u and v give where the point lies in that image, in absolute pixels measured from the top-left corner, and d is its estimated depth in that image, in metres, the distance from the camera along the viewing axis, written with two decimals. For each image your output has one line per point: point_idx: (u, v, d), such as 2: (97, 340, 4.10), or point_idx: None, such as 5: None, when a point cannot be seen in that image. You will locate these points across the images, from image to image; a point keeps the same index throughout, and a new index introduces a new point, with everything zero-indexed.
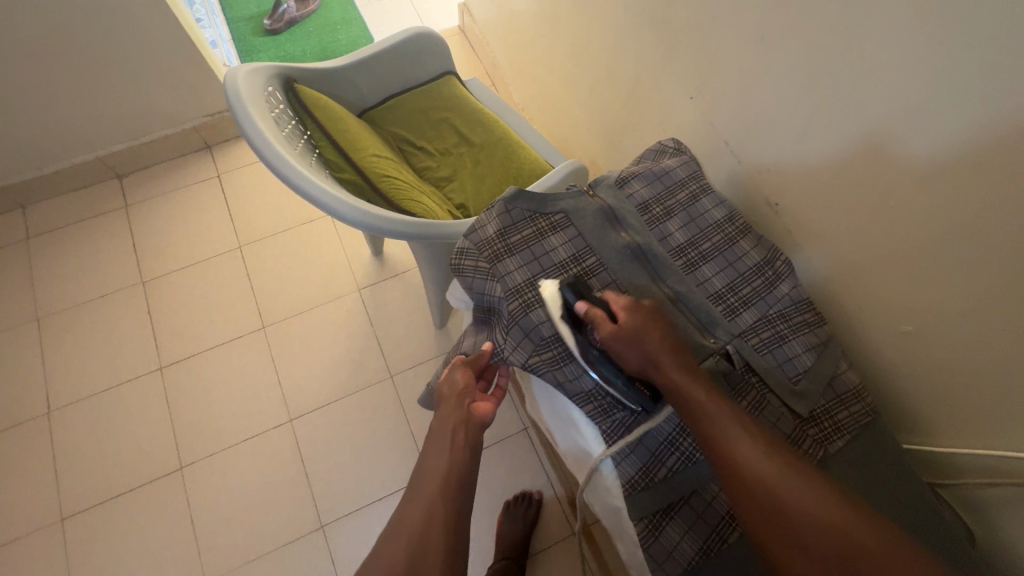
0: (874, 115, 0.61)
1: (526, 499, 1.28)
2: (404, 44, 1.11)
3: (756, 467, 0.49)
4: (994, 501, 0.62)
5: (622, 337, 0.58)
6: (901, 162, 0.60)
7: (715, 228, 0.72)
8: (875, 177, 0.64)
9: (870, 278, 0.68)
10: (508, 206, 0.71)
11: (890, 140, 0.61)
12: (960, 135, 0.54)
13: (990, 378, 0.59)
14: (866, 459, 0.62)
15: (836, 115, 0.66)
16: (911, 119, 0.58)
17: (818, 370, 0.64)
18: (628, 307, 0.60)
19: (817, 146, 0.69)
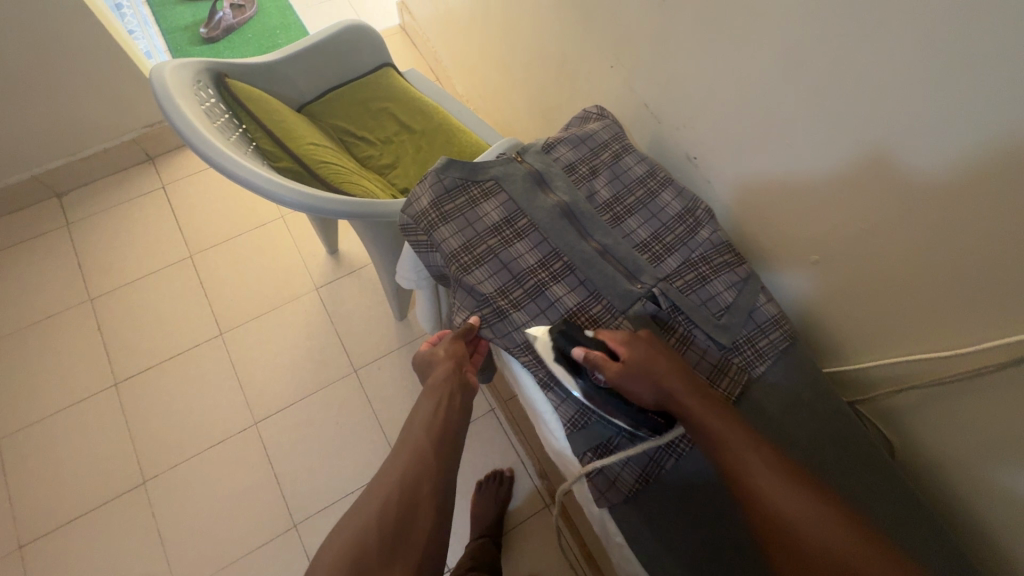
0: (882, 127, 0.58)
1: (497, 477, 1.30)
2: (337, 38, 1.12)
3: (770, 492, 0.49)
4: (903, 405, 0.68)
5: (629, 374, 0.58)
6: (908, 177, 0.57)
7: (638, 183, 0.76)
8: (882, 188, 0.60)
9: (779, 214, 0.74)
10: (440, 176, 0.73)
11: (898, 153, 0.57)
12: (983, 151, 0.50)
13: (899, 297, 0.64)
14: (786, 380, 0.67)
15: (836, 127, 0.62)
16: (925, 134, 0.54)
17: (739, 305, 0.69)
18: (628, 342, 0.60)
19: (820, 159, 0.66)
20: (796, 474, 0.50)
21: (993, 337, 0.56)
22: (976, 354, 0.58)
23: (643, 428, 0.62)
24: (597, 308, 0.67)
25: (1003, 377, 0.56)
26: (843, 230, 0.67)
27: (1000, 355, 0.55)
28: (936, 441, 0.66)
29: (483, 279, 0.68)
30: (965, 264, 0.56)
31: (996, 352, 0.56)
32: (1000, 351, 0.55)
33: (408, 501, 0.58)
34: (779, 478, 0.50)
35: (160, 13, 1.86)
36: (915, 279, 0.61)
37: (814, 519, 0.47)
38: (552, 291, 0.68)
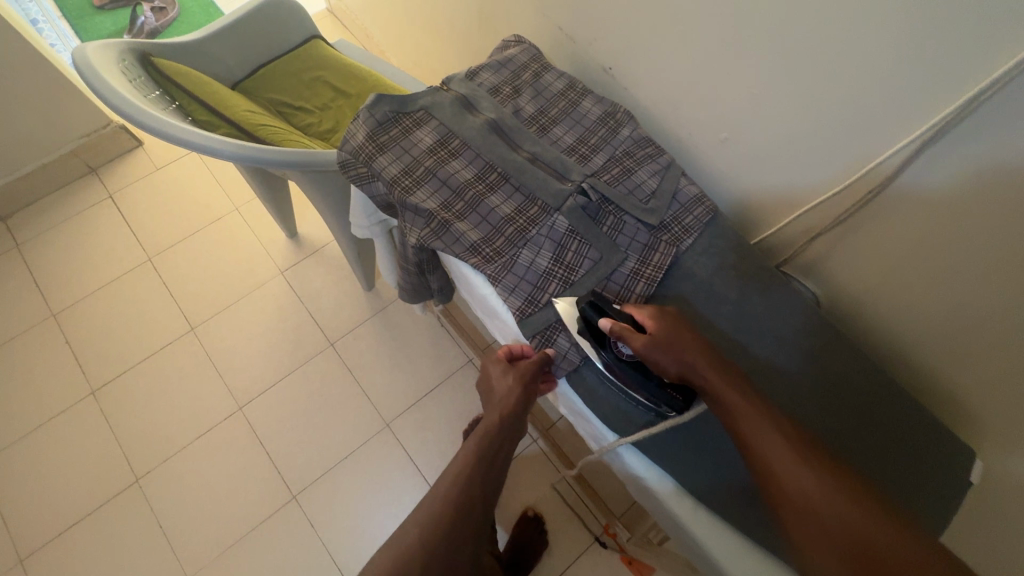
0: (882, 146, 0.62)
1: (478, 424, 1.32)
2: (259, 11, 1.14)
3: (795, 480, 0.51)
4: (821, 252, 0.75)
5: (659, 346, 0.60)
6: (906, 194, 0.62)
7: (559, 96, 0.82)
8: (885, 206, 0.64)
9: (688, 102, 0.80)
10: (372, 111, 0.77)
11: (893, 173, 0.62)
12: (971, 173, 0.55)
13: (800, 149, 0.70)
14: (713, 247, 0.72)
15: (817, 137, 0.67)
16: (918, 157, 0.59)
17: (663, 189, 0.75)
18: (655, 315, 0.62)
19: (820, 170, 0.70)
20: (810, 454, 0.52)
21: (875, 157, 0.63)
22: (867, 176, 0.64)
23: (666, 408, 0.64)
24: (534, 208, 0.72)
25: (890, 194, 0.63)
26: (774, 134, 0.72)
27: (884, 171, 0.62)
28: (853, 280, 0.74)
29: (425, 197, 0.72)
30: (849, 97, 0.62)
31: (883, 170, 0.63)
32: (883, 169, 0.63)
33: (471, 496, 0.62)
34: (793, 455, 0.52)
35: (81, 25, 1.82)
36: (808, 126, 0.67)
37: (820, 494, 0.49)
38: (490, 200, 0.73)
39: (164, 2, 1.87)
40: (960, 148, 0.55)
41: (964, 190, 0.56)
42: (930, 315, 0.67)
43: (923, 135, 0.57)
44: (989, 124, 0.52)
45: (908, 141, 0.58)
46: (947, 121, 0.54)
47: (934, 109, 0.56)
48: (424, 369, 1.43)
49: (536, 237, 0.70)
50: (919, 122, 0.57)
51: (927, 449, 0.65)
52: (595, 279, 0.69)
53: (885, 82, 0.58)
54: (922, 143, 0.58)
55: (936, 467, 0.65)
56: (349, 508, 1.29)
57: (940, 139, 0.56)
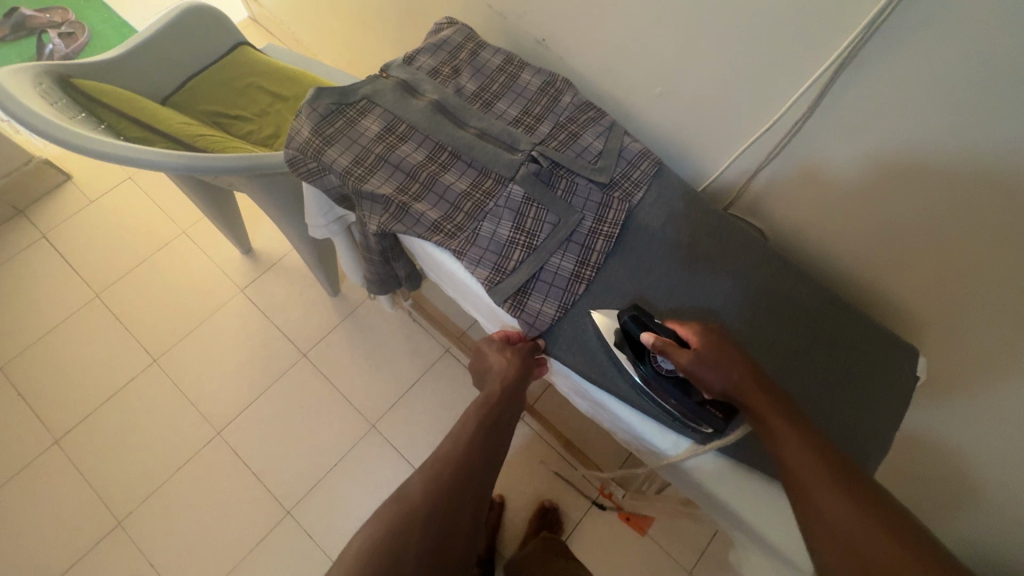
0: (806, 135, 0.70)
1: None
2: (179, 22, 1.10)
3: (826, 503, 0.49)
4: (761, 207, 0.83)
5: (705, 362, 0.59)
6: (837, 177, 0.71)
7: (498, 71, 0.83)
8: (825, 191, 0.73)
9: (622, 63, 0.84)
10: (314, 105, 0.77)
11: (824, 159, 0.71)
12: (885, 154, 0.65)
13: (721, 117, 0.77)
14: (663, 198, 0.76)
15: (746, 119, 0.75)
16: (841, 144, 0.68)
17: (609, 148, 0.78)
18: (701, 331, 0.62)
19: (756, 161, 0.78)
20: (849, 480, 0.50)
21: (798, 90, 0.67)
22: (792, 109, 0.69)
23: (708, 425, 0.64)
24: (489, 181, 0.74)
25: (814, 120, 0.68)
26: (704, 85, 0.76)
27: (807, 101, 0.67)
28: (793, 231, 0.81)
29: (381, 183, 0.73)
30: (765, 34, 0.66)
31: (805, 101, 0.67)
32: (806, 100, 0.67)
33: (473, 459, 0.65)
34: (826, 478, 0.50)
35: None
36: (726, 90, 0.74)
37: (847, 510, 0.48)
38: (445, 179, 0.74)
39: (71, 26, 1.78)
40: (869, 70, 0.60)
41: (876, 107, 0.62)
42: (859, 260, 0.76)
43: (838, 59, 0.61)
44: (893, 44, 0.57)
45: (826, 67, 0.63)
46: (857, 43, 0.59)
47: (836, 39, 0.61)
48: (403, 367, 1.43)
49: (495, 209, 0.72)
50: (831, 51, 0.62)
51: (883, 350, 0.70)
52: (557, 241, 0.71)
53: (795, 20, 0.62)
54: (834, 71, 0.63)
55: (891, 376, 0.69)
56: (347, 514, 1.28)
57: (851, 65, 0.61)
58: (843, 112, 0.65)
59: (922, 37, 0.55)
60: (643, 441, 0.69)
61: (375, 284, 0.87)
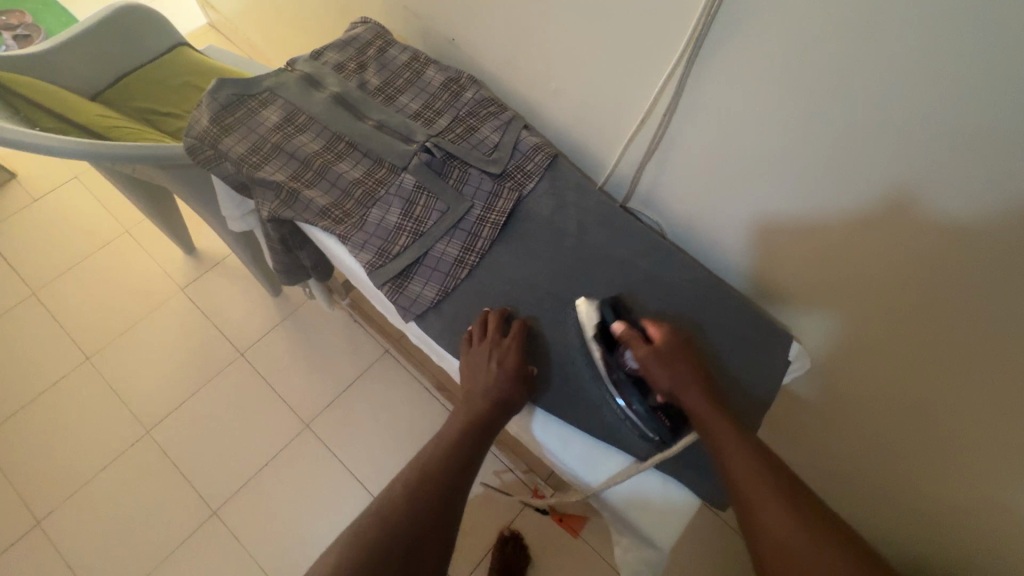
0: (901, 166, 0.57)
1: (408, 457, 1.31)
2: (111, 20, 1.12)
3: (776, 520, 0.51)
4: (774, 241, 0.75)
5: (661, 359, 0.61)
6: (928, 221, 0.58)
7: (404, 68, 0.85)
8: (887, 231, 0.62)
9: (522, 61, 0.87)
10: (214, 95, 0.78)
11: (919, 198, 0.57)
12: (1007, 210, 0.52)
13: (794, 144, 0.64)
14: (554, 188, 0.78)
15: (828, 147, 0.61)
16: (951, 185, 0.54)
17: (504, 141, 0.80)
18: (666, 333, 0.63)
19: (823, 196, 0.66)
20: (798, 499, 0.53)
21: (661, 77, 0.71)
22: (663, 99, 0.73)
23: (652, 432, 0.63)
24: (382, 170, 0.76)
25: (682, 109, 0.72)
26: (589, 80, 0.80)
27: (672, 90, 0.71)
28: (789, 270, 0.76)
29: (274, 171, 0.74)
30: (629, 26, 0.70)
31: (670, 90, 0.71)
32: (669, 87, 0.71)
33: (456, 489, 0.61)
34: (777, 493, 0.53)
35: None
36: (814, 106, 0.60)
37: (795, 525, 0.51)
38: (339, 167, 0.75)
39: (27, 29, 1.79)
40: (716, 55, 0.64)
41: (725, 94, 0.66)
42: (895, 315, 0.68)
43: (688, 46, 0.65)
44: (731, 28, 0.61)
45: (681, 51, 0.66)
46: (701, 27, 0.63)
47: (684, 29, 0.65)
48: (341, 366, 1.43)
49: (385, 197, 0.74)
50: (681, 39, 0.66)
51: (761, 343, 0.71)
52: (443, 228, 0.73)
53: (652, 14, 0.66)
54: (689, 57, 0.66)
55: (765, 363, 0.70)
56: (274, 515, 1.26)
57: (704, 52, 0.65)
58: (705, 99, 0.69)
59: (752, 24, 0.59)
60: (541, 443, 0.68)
61: (283, 275, 0.88)
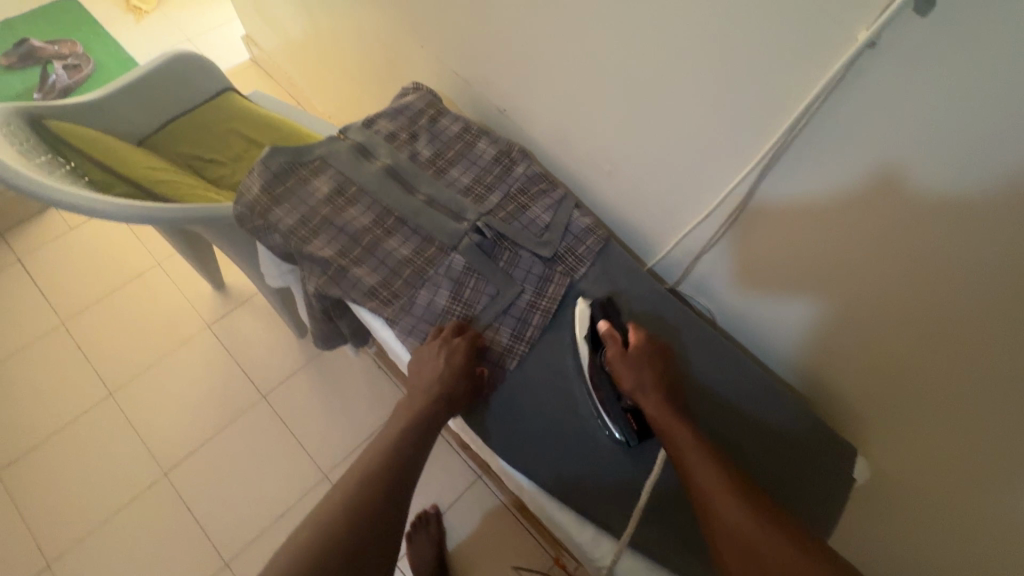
0: (889, 142, 0.53)
1: (424, 518, 1.27)
2: (164, 67, 1.14)
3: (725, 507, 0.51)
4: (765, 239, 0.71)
5: (628, 359, 0.64)
6: (914, 201, 0.54)
7: (456, 138, 0.85)
8: (878, 216, 0.58)
9: (574, 139, 0.87)
10: (267, 163, 0.78)
11: (906, 173, 0.53)
12: (990, 183, 0.48)
13: (777, 123, 0.61)
14: (606, 273, 0.76)
15: (816, 129, 0.58)
16: (939, 158, 0.50)
17: (556, 221, 0.78)
18: (645, 339, 0.66)
19: (807, 174, 0.62)
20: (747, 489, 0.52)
21: (730, 182, 0.70)
22: (727, 199, 0.72)
23: (621, 434, 0.65)
24: (431, 248, 0.74)
25: (749, 214, 0.71)
26: (645, 168, 0.80)
27: (739, 194, 0.70)
28: (783, 265, 0.71)
29: (322, 246, 0.73)
30: (695, 124, 0.69)
31: (739, 191, 0.70)
32: (738, 193, 0.70)
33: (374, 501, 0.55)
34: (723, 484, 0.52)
35: None
36: (800, 86, 0.57)
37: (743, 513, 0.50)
38: (387, 244, 0.74)
39: (77, 59, 1.84)
40: (791, 172, 0.63)
41: (798, 207, 0.65)
42: (882, 310, 0.63)
43: (761, 162, 0.65)
44: (809, 146, 0.60)
45: (753, 165, 0.66)
46: (778, 146, 0.62)
47: (758, 142, 0.64)
48: (363, 413, 1.40)
49: (434, 277, 0.72)
50: (754, 154, 0.65)
51: (815, 452, 0.68)
52: (492, 315, 0.72)
53: (722, 122, 0.66)
54: (763, 168, 0.65)
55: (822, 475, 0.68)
56: None
57: (777, 163, 0.64)
58: (776, 204, 0.67)
59: (825, 147, 0.58)
60: (580, 549, 0.66)
61: (320, 341, 0.85)
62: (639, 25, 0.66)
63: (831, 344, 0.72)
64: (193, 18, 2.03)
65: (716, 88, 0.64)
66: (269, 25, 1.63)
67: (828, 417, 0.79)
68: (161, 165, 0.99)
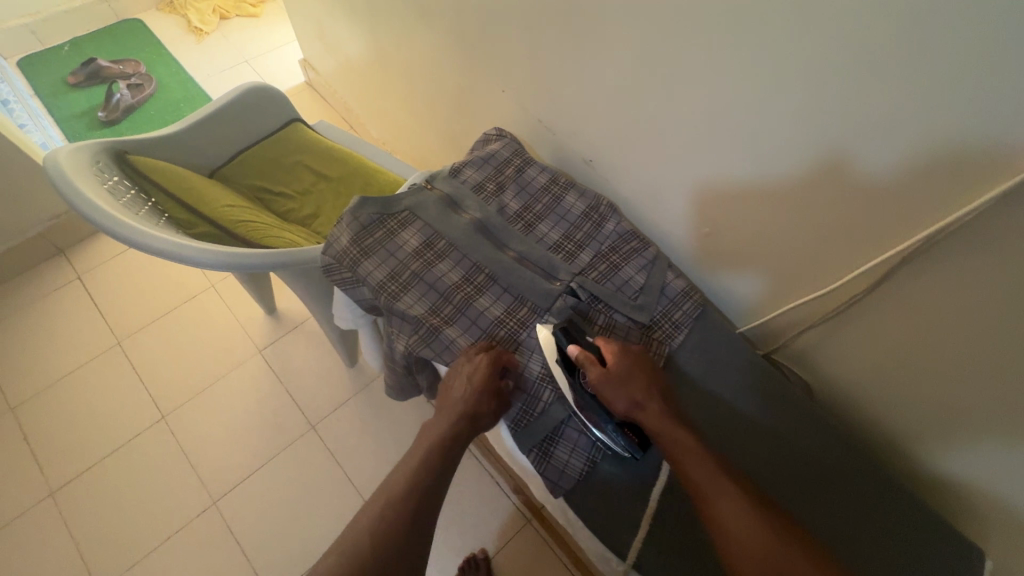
0: (833, 128, 0.59)
1: (472, 562, 1.20)
2: (239, 100, 1.15)
3: (738, 523, 0.52)
4: (712, 207, 0.79)
5: (610, 380, 0.62)
6: (857, 178, 0.60)
7: (543, 191, 0.82)
8: (832, 195, 0.64)
9: (670, 199, 0.85)
10: (356, 214, 0.76)
11: (852, 155, 0.59)
12: (926, 150, 0.53)
13: (741, 117, 0.67)
14: (704, 344, 0.73)
15: (770, 120, 0.64)
16: (877, 137, 0.56)
17: (650, 284, 0.75)
18: (617, 351, 0.65)
19: (763, 162, 0.68)
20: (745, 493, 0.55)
21: (860, 265, 0.66)
22: (849, 283, 0.68)
23: (626, 450, 0.64)
24: (523, 310, 0.72)
25: (873, 297, 0.67)
26: (750, 237, 0.77)
27: (864, 280, 0.67)
28: (753, 244, 0.77)
29: (413, 303, 0.71)
30: (817, 200, 0.66)
31: (863, 275, 0.66)
32: (866, 277, 0.66)
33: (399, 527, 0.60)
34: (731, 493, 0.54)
35: (55, 104, 1.82)
36: (754, 88, 0.63)
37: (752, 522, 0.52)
38: (479, 304, 0.72)
39: (140, 78, 1.88)
40: (933, 268, 0.59)
41: (939, 299, 0.60)
42: (969, 362, 0.62)
43: (897, 255, 0.61)
44: (962, 247, 0.56)
45: (890, 255, 0.62)
46: (924, 242, 0.58)
47: (902, 235, 0.60)
48: None
49: (528, 341, 0.70)
50: (894, 242, 0.62)
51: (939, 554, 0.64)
52: None
53: (853, 207, 0.63)
54: (902, 258, 0.61)
55: None
56: None
57: (918, 258, 0.60)
58: (909, 295, 0.63)
59: (985, 253, 0.54)
60: None
61: (394, 392, 0.83)
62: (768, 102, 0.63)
63: (930, 411, 0.69)
64: (252, 40, 2.06)
65: (852, 174, 0.61)
66: (329, 51, 1.64)
67: (942, 506, 0.74)
68: (238, 201, 0.99)
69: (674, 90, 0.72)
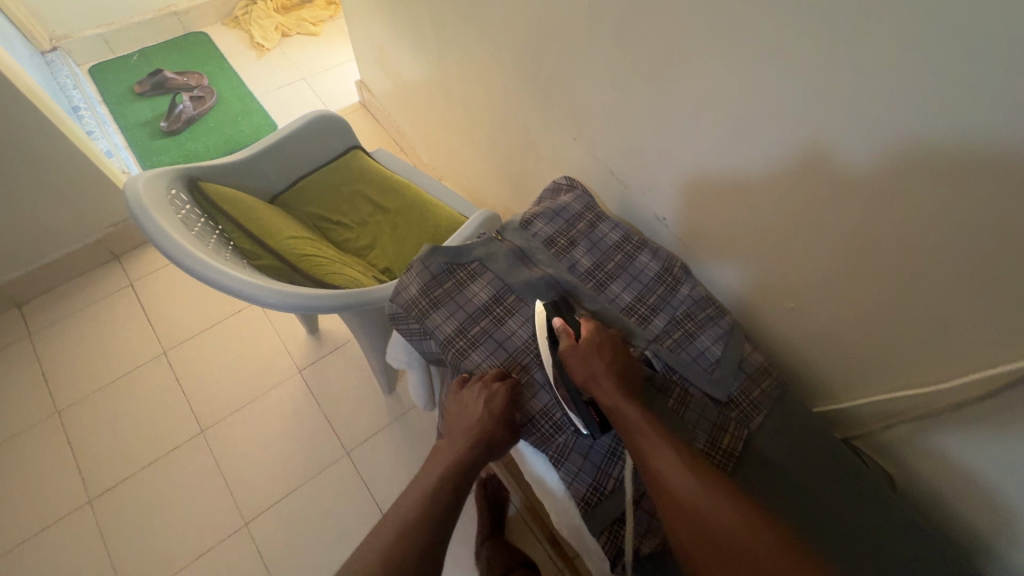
0: (814, 122, 0.62)
1: None
2: (305, 128, 1.16)
3: (686, 490, 0.53)
4: (699, 201, 0.83)
5: (577, 351, 0.64)
6: (840, 169, 0.62)
7: (616, 249, 0.80)
8: (818, 186, 0.66)
9: (748, 266, 0.82)
10: (426, 263, 0.75)
11: (831, 148, 0.62)
12: (900, 143, 0.55)
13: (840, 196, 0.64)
14: (784, 427, 0.69)
15: (761, 116, 0.67)
16: (854, 130, 0.58)
17: (727, 357, 0.72)
18: (593, 329, 0.67)
19: (758, 159, 0.71)
20: (697, 465, 0.55)
21: (973, 370, 0.61)
22: (954, 387, 0.64)
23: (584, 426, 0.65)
24: None
25: (987, 405, 0.62)
26: (838, 318, 0.73)
27: (973, 387, 0.62)
28: (825, 311, 0.75)
29: (481, 360, 0.70)
30: (925, 294, 0.62)
31: (972, 380, 0.62)
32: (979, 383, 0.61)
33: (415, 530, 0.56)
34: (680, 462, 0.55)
35: (120, 112, 1.88)
36: (818, 140, 0.62)
37: (697, 490, 0.53)
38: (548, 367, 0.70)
39: (203, 91, 1.94)
40: None
41: None
42: None
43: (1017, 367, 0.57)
44: None
45: (1009, 366, 0.57)
46: None
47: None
48: None
49: None
50: (1014, 352, 0.57)
51: None
52: None
53: (967, 308, 0.59)
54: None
55: None
56: None
57: None
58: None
59: None
60: None
61: None
62: (875, 188, 0.60)
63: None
64: (311, 59, 2.11)
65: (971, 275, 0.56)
66: (388, 76, 1.66)
67: None
68: (300, 231, 0.99)
69: (766, 160, 0.70)
